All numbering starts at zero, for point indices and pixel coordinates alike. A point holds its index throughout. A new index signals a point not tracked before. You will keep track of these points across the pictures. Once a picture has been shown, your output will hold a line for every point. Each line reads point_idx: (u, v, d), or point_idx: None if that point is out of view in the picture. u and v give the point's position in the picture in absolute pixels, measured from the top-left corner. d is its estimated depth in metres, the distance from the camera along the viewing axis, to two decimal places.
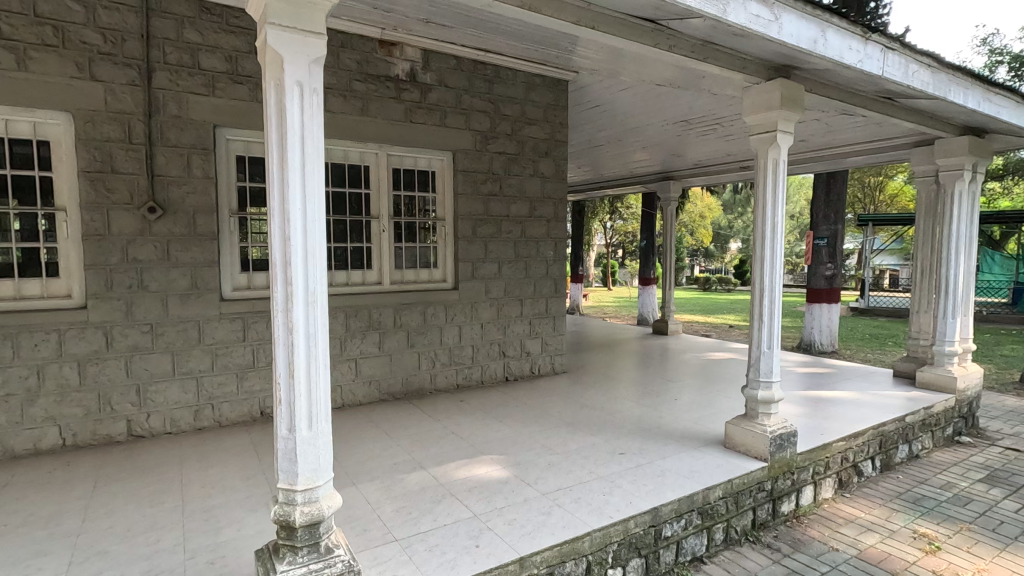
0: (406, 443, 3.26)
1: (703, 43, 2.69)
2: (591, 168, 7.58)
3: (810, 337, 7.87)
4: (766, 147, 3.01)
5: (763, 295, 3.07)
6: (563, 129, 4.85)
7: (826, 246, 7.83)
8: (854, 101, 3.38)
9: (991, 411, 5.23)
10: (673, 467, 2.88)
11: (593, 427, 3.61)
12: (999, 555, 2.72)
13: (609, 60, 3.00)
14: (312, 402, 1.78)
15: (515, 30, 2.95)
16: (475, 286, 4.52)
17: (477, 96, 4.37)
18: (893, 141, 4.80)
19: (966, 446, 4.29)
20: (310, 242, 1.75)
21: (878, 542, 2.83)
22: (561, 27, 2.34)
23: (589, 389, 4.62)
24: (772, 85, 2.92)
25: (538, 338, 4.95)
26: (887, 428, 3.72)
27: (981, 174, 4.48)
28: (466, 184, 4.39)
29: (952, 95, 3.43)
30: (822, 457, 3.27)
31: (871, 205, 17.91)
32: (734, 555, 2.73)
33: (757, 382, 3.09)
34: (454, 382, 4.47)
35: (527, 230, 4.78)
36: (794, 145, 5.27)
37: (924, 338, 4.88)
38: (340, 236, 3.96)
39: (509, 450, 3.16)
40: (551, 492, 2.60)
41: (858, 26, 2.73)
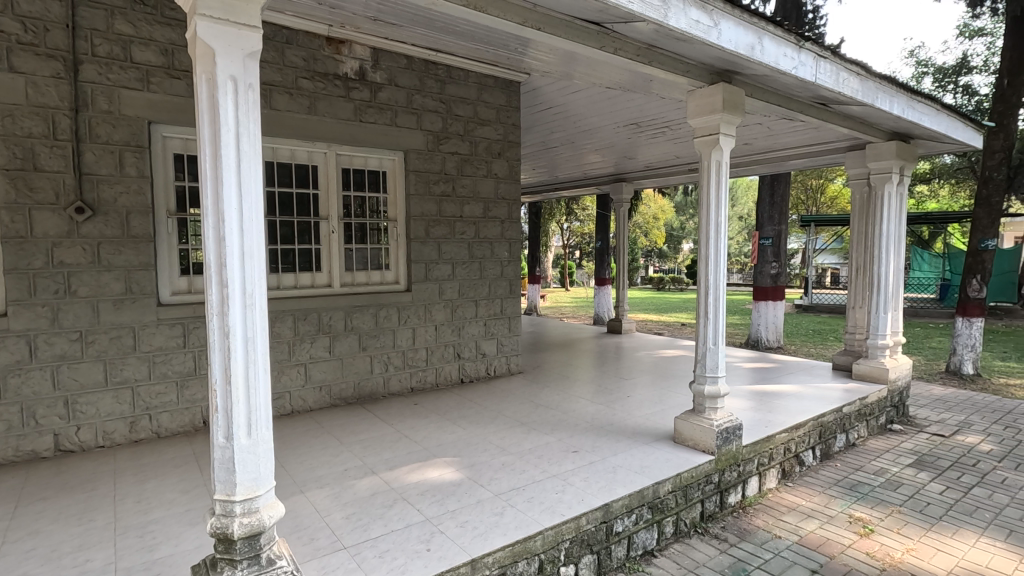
0: (358, 448, 3.19)
1: (649, 47, 2.75)
2: (547, 169, 7.64)
3: (757, 333, 8.18)
4: (709, 150, 3.10)
5: (709, 293, 3.16)
6: (515, 130, 4.87)
7: (771, 246, 8.17)
8: (792, 106, 3.54)
9: (920, 399, 5.57)
10: (624, 463, 2.94)
11: (548, 426, 3.63)
12: (925, 534, 2.89)
13: (558, 62, 3.03)
14: (251, 408, 1.72)
15: (464, 30, 2.93)
16: (429, 288, 4.48)
17: (428, 96, 4.33)
18: (829, 145, 5.05)
19: (898, 433, 4.54)
20: (247, 243, 1.68)
21: (817, 527, 2.96)
22: (507, 27, 2.35)
23: (545, 389, 4.64)
24: (714, 88, 3.02)
25: (494, 339, 4.95)
26: (826, 418, 3.90)
27: (907, 177, 4.76)
28: (418, 185, 4.35)
29: (879, 102, 3.63)
30: (766, 448, 3.39)
31: (813, 206, 18.80)
32: (683, 547, 2.79)
33: (704, 377, 3.17)
34: (409, 385, 4.42)
35: (481, 230, 4.77)
36: (738, 148, 5.47)
37: (859, 332, 5.14)
38: (287, 237, 3.84)
39: (463, 452, 3.14)
40: (504, 493, 2.59)
41: (792, 34, 2.85)
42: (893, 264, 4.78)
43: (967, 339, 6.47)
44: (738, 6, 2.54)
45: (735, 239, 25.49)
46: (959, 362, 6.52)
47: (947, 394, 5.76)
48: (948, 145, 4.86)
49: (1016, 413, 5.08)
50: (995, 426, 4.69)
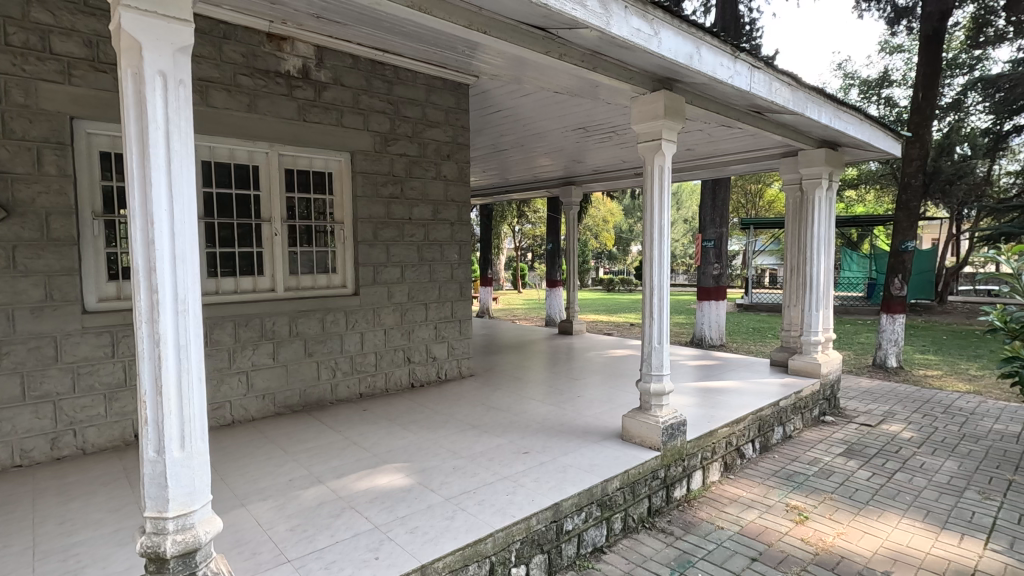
0: (304, 458, 3.09)
1: (593, 53, 2.81)
2: (497, 172, 7.66)
3: (701, 332, 8.48)
4: (652, 155, 3.20)
5: (654, 293, 3.26)
6: (464, 132, 4.86)
7: (713, 248, 8.49)
8: (729, 114, 3.69)
9: (850, 392, 5.92)
10: (574, 462, 2.98)
11: (499, 428, 3.64)
12: (855, 519, 3.08)
13: (505, 66, 3.05)
14: (185, 419, 1.64)
15: (411, 32, 2.90)
16: (378, 291, 4.40)
17: (376, 97, 4.26)
18: (766, 152, 5.30)
19: (830, 425, 4.81)
20: (178, 246, 1.61)
21: (757, 517, 3.10)
22: (453, 30, 2.35)
23: (496, 392, 4.64)
24: (656, 95, 3.12)
25: (445, 342, 4.91)
26: (765, 411, 4.09)
27: (835, 183, 5.06)
28: (366, 187, 4.27)
29: (808, 111, 3.84)
30: (709, 443, 3.52)
31: (752, 210, 19.68)
32: (632, 542, 2.86)
33: (649, 375, 3.26)
34: (357, 391, 4.32)
35: (430, 233, 4.73)
36: (681, 153, 5.66)
37: (794, 330, 5.41)
38: (226, 240, 3.70)
39: (413, 457, 3.10)
40: (455, 497, 2.58)
41: (728, 44, 2.98)
42: (824, 264, 5.06)
43: (890, 334, 6.93)
44: (677, 16, 2.63)
45: (681, 241, 26.36)
46: (884, 356, 6.97)
47: (874, 386, 6.15)
48: (872, 153, 5.20)
49: (934, 402, 5.48)
50: (915, 414, 5.04)
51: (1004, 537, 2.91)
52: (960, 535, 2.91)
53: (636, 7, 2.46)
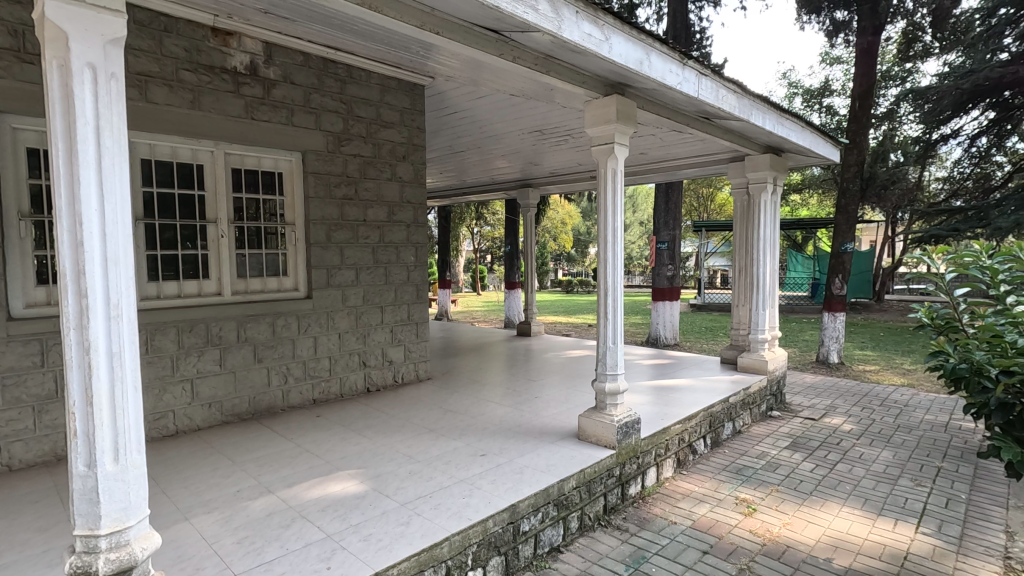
0: (253, 467, 2.98)
1: (546, 57, 2.83)
2: (455, 174, 7.63)
3: (656, 332, 8.68)
4: (605, 158, 3.25)
5: (608, 295, 3.32)
6: (420, 133, 4.81)
7: (667, 250, 8.71)
8: (679, 119, 3.79)
9: (795, 387, 6.17)
10: (531, 463, 2.99)
11: (456, 431, 3.62)
12: (799, 509, 3.21)
13: (459, 67, 3.03)
14: (119, 430, 1.55)
15: (362, 30, 2.85)
16: (331, 295, 4.30)
17: (328, 96, 4.18)
18: (715, 157, 5.48)
19: (776, 419, 5.01)
20: (110, 247, 1.53)
21: (708, 511, 3.19)
22: (405, 30, 2.33)
23: (454, 394, 4.61)
24: (608, 100, 3.17)
25: (401, 345, 4.85)
26: (715, 408, 4.22)
27: (780, 187, 5.28)
28: (318, 187, 4.17)
29: (753, 118, 3.98)
30: (662, 440, 3.60)
31: (704, 213, 20.32)
32: (588, 541, 2.89)
33: (604, 375, 3.31)
34: (310, 397, 4.21)
35: (386, 235, 4.67)
36: (635, 157, 5.79)
37: (743, 328, 5.61)
38: (169, 242, 3.54)
39: (368, 463, 3.05)
40: (410, 502, 2.54)
41: (676, 51, 3.06)
42: (769, 265, 5.27)
43: (832, 331, 7.27)
44: (626, 22, 2.69)
45: (637, 243, 26.95)
46: (827, 352, 7.31)
47: (817, 382, 6.44)
48: (813, 159, 5.45)
49: (872, 395, 5.78)
50: (854, 407, 5.31)
51: (933, 521, 3.09)
52: (894, 520, 3.08)
53: (587, 12, 2.50)
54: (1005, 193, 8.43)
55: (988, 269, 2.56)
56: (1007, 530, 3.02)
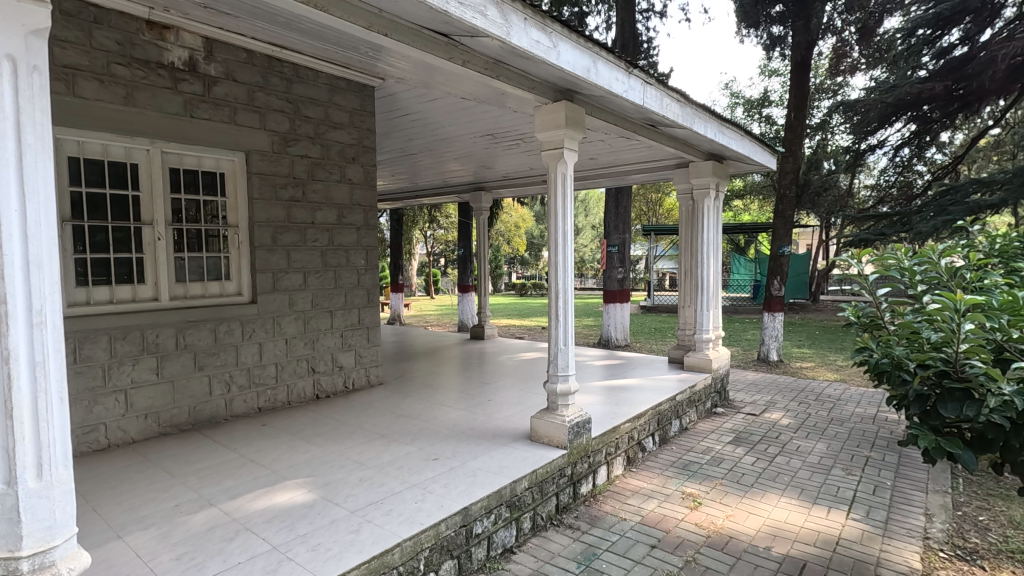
0: (193, 480, 2.86)
1: (495, 62, 2.86)
2: (407, 176, 7.55)
3: (607, 334, 8.85)
4: (554, 163, 3.31)
5: (559, 298, 3.37)
6: (370, 135, 4.74)
7: (617, 253, 8.90)
8: (626, 125, 3.90)
9: (739, 385, 6.43)
10: (484, 466, 2.99)
11: (409, 436, 3.58)
12: (741, 500, 3.35)
13: (409, 69, 3.02)
14: (42, 445, 1.46)
15: (309, 29, 2.79)
16: (277, 299, 4.17)
17: (273, 94, 4.06)
18: (660, 163, 5.67)
19: (721, 416, 5.21)
20: (32, 250, 1.43)
21: (656, 506, 3.29)
22: (352, 30, 2.30)
23: (407, 399, 4.56)
24: (557, 106, 3.23)
25: (351, 350, 4.76)
26: (663, 406, 4.35)
27: (722, 192, 5.51)
28: (262, 188, 4.04)
29: (696, 126, 4.14)
30: (612, 439, 3.68)
31: (653, 217, 20.93)
32: (541, 540, 2.92)
33: (556, 376, 3.35)
34: (255, 406, 4.07)
35: (335, 238, 4.57)
36: (585, 162, 5.90)
37: (688, 329, 5.81)
38: (100, 245, 3.35)
39: (317, 471, 2.97)
40: (360, 509, 2.50)
41: (622, 60, 3.15)
42: (712, 267, 5.48)
43: (772, 331, 7.62)
44: (573, 30, 2.75)
45: (589, 246, 27.44)
46: (767, 350, 7.67)
47: (759, 379, 6.73)
48: (752, 167, 5.72)
49: (808, 391, 6.10)
50: (792, 402, 5.59)
51: (862, 507, 3.29)
52: (828, 508, 3.27)
53: (535, 19, 2.55)
54: (925, 200, 9.07)
55: (906, 271, 2.74)
56: (927, 513, 3.26)
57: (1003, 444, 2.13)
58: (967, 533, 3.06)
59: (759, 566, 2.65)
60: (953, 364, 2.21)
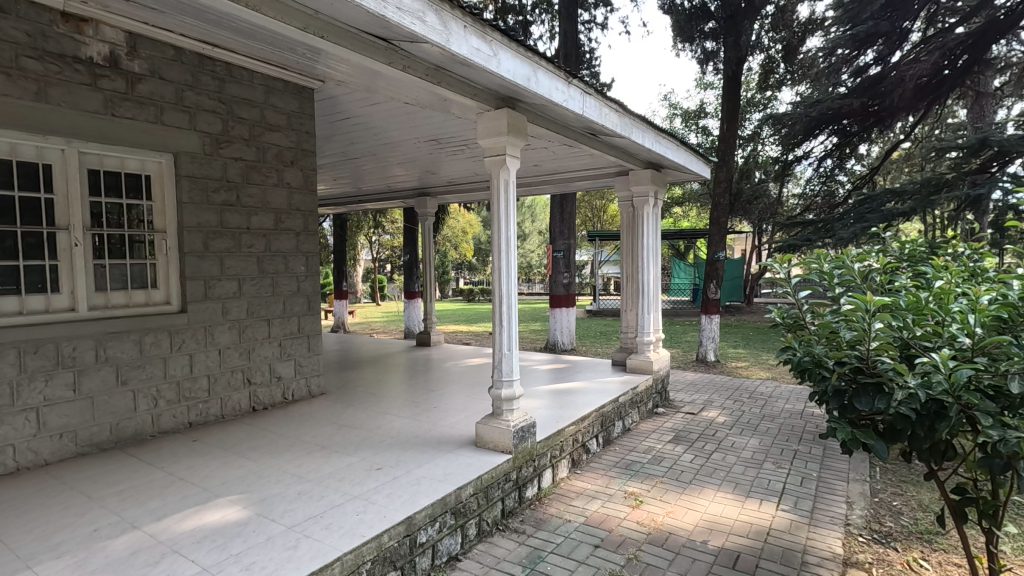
0: (115, 502, 2.67)
1: (436, 68, 2.86)
2: (350, 181, 7.40)
3: (554, 338, 8.96)
4: (497, 169, 3.34)
5: (503, 304, 3.40)
6: (309, 138, 4.62)
7: (563, 258, 9.05)
8: (567, 134, 3.98)
9: (679, 385, 6.67)
10: (428, 474, 2.96)
11: (351, 447, 3.49)
12: (680, 497, 3.47)
13: (350, 73, 2.97)
14: None
15: (243, 29, 2.70)
16: (210, 308, 3.98)
17: (204, 94, 3.89)
18: (602, 171, 5.81)
19: (661, 415, 5.38)
20: None
21: (600, 506, 3.35)
22: (286, 30, 2.24)
23: (350, 408, 4.46)
24: (499, 113, 3.26)
25: (290, 360, 4.60)
26: (606, 408, 4.45)
27: (661, 200, 5.72)
28: (193, 192, 3.85)
29: (634, 136, 4.28)
30: (557, 442, 3.73)
31: (598, 223, 21.44)
32: (486, 546, 2.91)
33: (500, 382, 3.37)
34: (186, 421, 3.86)
35: (272, 244, 4.41)
36: (530, 169, 5.97)
37: (630, 332, 5.96)
38: (7, 251, 3.09)
39: (252, 487, 2.85)
40: (299, 524, 2.42)
41: (561, 70, 3.22)
42: (653, 272, 5.66)
43: (709, 332, 7.96)
44: (513, 39, 2.79)
45: (536, 252, 27.78)
46: (704, 351, 7.99)
47: (697, 379, 7.00)
48: (688, 176, 5.96)
49: (742, 389, 6.40)
50: (727, 401, 5.85)
51: (791, 498, 3.49)
52: (760, 501, 3.43)
53: (474, 27, 2.56)
54: (846, 209, 9.71)
55: (825, 275, 2.94)
56: (848, 500, 3.49)
57: (911, 433, 2.29)
58: (883, 517, 3.29)
59: (696, 560, 2.75)
60: (866, 360, 2.38)
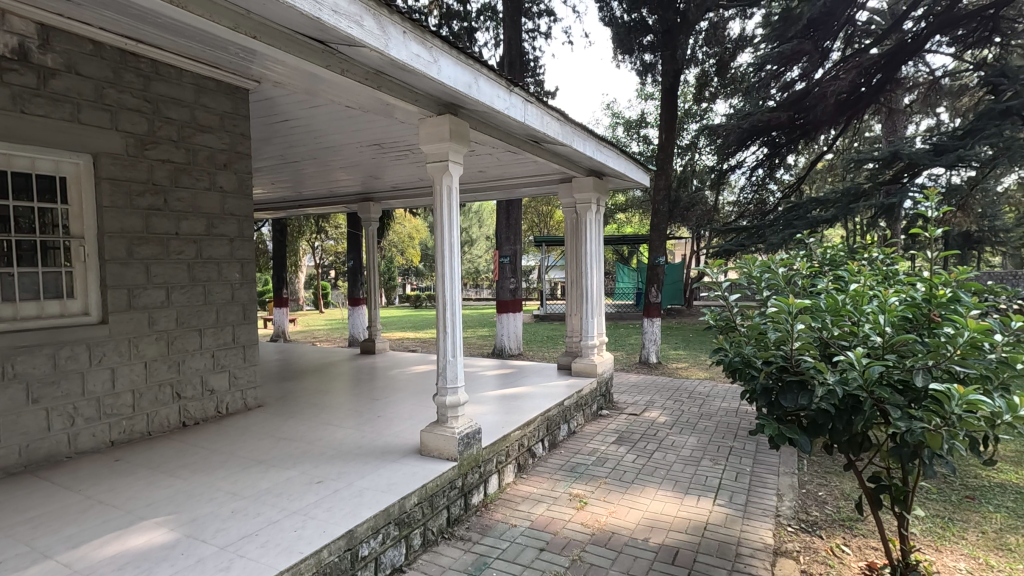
0: (24, 531, 2.46)
1: (376, 72, 2.82)
2: (290, 185, 7.16)
3: (500, 343, 8.99)
4: (440, 175, 3.33)
5: (446, 310, 3.39)
6: (244, 140, 4.44)
7: (509, 264, 9.10)
8: (510, 141, 4.02)
9: (623, 387, 6.83)
10: (370, 485, 2.90)
11: (290, 460, 3.37)
12: (622, 497, 3.55)
13: (287, 75, 2.88)
14: None
15: (169, 25, 2.57)
16: (135, 319, 3.75)
17: (127, 92, 3.68)
18: (546, 178, 5.89)
19: (605, 417, 5.49)
20: None
21: (545, 509, 3.39)
22: (215, 29, 2.16)
23: (290, 420, 4.31)
24: (441, 119, 3.26)
25: (225, 372, 4.40)
26: (551, 412, 4.50)
27: (603, 206, 5.87)
28: (115, 196, 3.63)
29: (576, 144, 4.38)
30: (503, 447, 3.74)
31: (544, 229, 21.70)
32: (431, 555, 2.88)
33: (445, 389, 3.35)
34: (108, 439, 3.62)
35: (204, 250, 4.21)
36: (475, 175, 5.97)
37: (575, 335, 6.06)
38: None
39: (181, 507, 2.70)
40: (232, 544, 2.31)
41: (502, 78, 3.25)
42: (596, 275, 5.79)
43: (650, 335, 8.22)
44: (454, 46, 2.80)
45: (483, 258, 27.82)
46: (646, 353, 8.22)
47: (640, 380, 7.20)
48: (629, 183, 6.14)
49: (681, 389, 6.64)
50: (668, 401, 6.04)
51: (726, 493, 3.64)
52: (698, 497, 3.56)
53: (414, 33, 2.55)
54: (775, 216, 10.27)
55: (755, 279, 3.11)
56: (778, 492, 3.68)
57: (831, 427, 2.44)
58: (809, 507, 3.49)
59: (638, 558, 2.82)
60: (790, 359, 2.53)
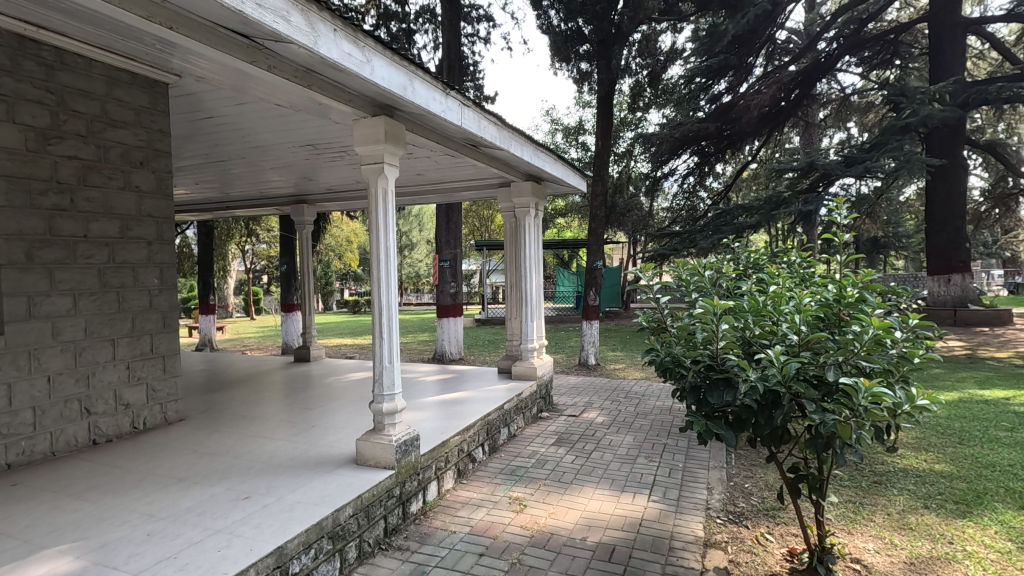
0: None
1: (307, 70, 2.73)
2: (216, 185, 6.79)
3: (441, 348, 8.90)
4: (375, 178, 3.26)
5: (382, 315, 3.31)
6: (163, 137, 4.17)
7: (450, 267, 9.05)
8: (447, 145, 4.00)
9: (562, 389, 6.93)
10: (302, 498, 2.79)
11: (215, 476, 3.18)
12: (561, 497, 3.60)
13: (211, 71, 2.74)
14: None
15: (75, 11, 2.37)
16: (37, 329, 3.44)
17: (27, 82, 3.37)
18: (485, 182, 5.90)
19: (545, 419, 5.54)
20: None
21: (485, 514, 3.38)
22: (127, 18, 2.02)
23: (215, 434, 4.07)
24: (376, 120, 3.20)
25: (142, 384, 4.11)
26: (491, 417, 4.49)
27: (541, 211, 5.95)
28: (13, 194, 3.31)
29: (513, 148, 4.41)
30: (442, 453, 3.69)
31: (485, 233, 21.71)
32: (368, 568, 2.80)
33: (381, 396, 3.27)
34: (3, 462, 3.28)
35: (117, 254, 3.93)
36: (413, 178, 5.89)
37: (514, 339, 6.10)
38: None
39: (90, 533, 2.49)
40: (147, 569, 2.16)
41: (438, 81, 3.23)
42: (534, 278, 5.86)
43: (589, 337, 8.38)
44: (388, 47, 2.75)
45: (424, 263, 27.47)
46: (585, 355, 8.38)
47: (579, 382, 7.32)
48: (567, 188, 6.24)
49: (619, 390, 6.81)
50: (606, 402, 6.18)
51: (660, 489, 3.76)
52: (634, 494, 3.66)
53: (345, 32, 2.49)
54: (705, 222, 10.76)
55: (683, 282, 3.26)
56: (708, 486, 3.85)
57: (754, 422, 2.57)
58: (736, 499, 3.67)
59: (576, 557, 2.86)
60: (716, 359, 2.64)
